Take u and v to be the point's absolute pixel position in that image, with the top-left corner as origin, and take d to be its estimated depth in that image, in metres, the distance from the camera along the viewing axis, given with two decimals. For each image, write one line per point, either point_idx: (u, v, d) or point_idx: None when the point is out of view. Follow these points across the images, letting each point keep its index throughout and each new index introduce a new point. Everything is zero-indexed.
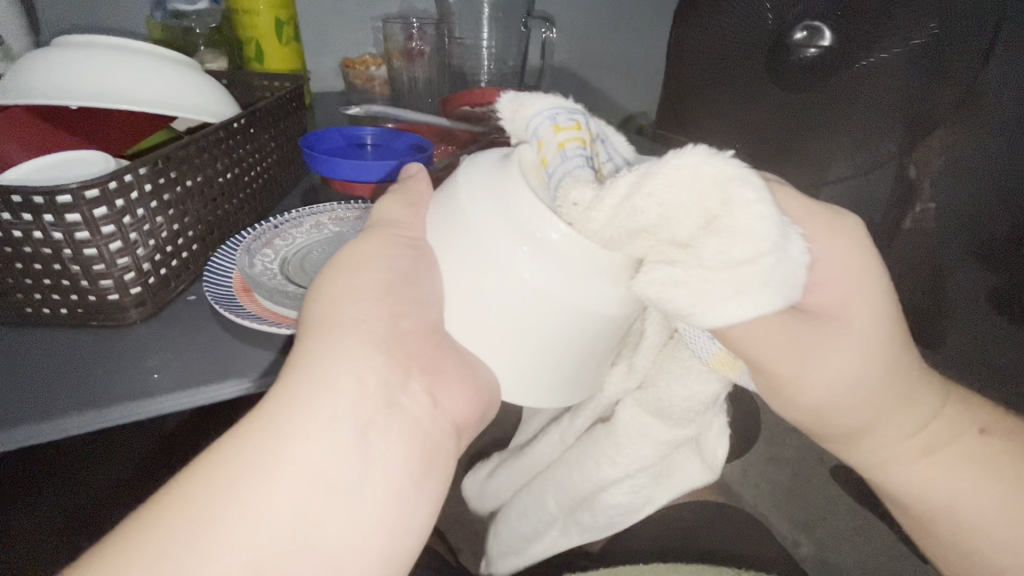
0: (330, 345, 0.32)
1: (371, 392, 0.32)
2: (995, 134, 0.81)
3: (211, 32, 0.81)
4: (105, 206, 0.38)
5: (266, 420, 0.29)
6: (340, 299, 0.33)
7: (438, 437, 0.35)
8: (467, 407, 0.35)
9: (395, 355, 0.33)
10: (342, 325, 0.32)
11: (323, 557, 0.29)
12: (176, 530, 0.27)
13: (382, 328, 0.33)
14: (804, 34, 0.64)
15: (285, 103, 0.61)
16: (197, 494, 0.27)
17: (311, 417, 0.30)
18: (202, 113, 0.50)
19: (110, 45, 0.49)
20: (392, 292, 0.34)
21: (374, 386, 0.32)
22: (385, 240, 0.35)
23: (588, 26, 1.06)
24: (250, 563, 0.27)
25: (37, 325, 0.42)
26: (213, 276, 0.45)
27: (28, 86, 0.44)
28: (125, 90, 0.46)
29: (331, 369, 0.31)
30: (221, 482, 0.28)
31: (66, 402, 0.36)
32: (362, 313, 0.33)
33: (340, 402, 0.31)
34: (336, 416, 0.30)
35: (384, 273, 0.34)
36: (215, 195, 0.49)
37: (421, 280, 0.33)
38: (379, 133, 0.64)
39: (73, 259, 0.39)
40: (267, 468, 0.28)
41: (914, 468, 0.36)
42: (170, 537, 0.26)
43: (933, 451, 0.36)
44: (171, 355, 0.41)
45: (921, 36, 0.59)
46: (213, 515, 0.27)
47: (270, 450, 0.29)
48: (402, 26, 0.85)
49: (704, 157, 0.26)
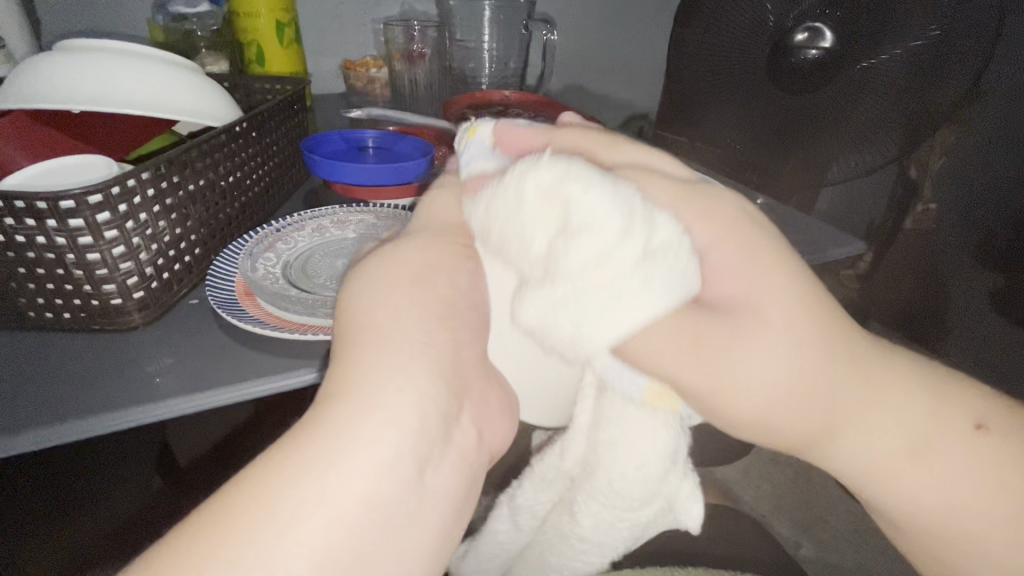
0: (390, 373, 0.28)
1: (433, 430, 0.28)
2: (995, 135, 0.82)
3: (212, 36, 0.81)
4: (107, 212, 0.38)
5: (320, 454, 0.25)
6: (403, 306, 0.30)
7: (480, 469, 0.32)
8: (505, 433, 0.33)
9: (456, 382, 0.30)
10: (405, 348, 0.29)
11: None
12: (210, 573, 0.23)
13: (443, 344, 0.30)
14: (805, 36, 0.65)
15: (287, 106, 0.61)
16: (236, 534, 0.24)
17: (368, 456, 0.26)
18: (204, 117, 0.50)
19: (113, 49, 0.49)
20: (452, 311, 0.30)
21: (435, 421, 0.28)
22: (448, 247, 0.32)
23: (588, 28, 1.06)
24: None
25: (40, 329, 0.42)
26: (216, 280, 0.45)
27: (31, 91, 0.44)
28: (128, 94, 0.46)
29: (391, 392, 0.27)
30: (263, 520, 0.24)
31: (69, 407, 0.36)
32: (425, 330, 0.29)
33: (401, 441, 0.27)
34: (397, 454, 0.27)
35: (447, 287, 0.31)
36: (217, 199, 0.49)
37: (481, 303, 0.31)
38: (381, 136, 0.64)
39: (75, 263, 0.39)
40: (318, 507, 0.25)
41: (901, 467, 0.30)
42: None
43: (922, 448, 0.29)
44: (174, 359, 0.41)
45: (924, 38, 0.59)
46: (256, 535, 0.24)
47: (321, 487, 0.25)
48: (403, 29, 0.85)
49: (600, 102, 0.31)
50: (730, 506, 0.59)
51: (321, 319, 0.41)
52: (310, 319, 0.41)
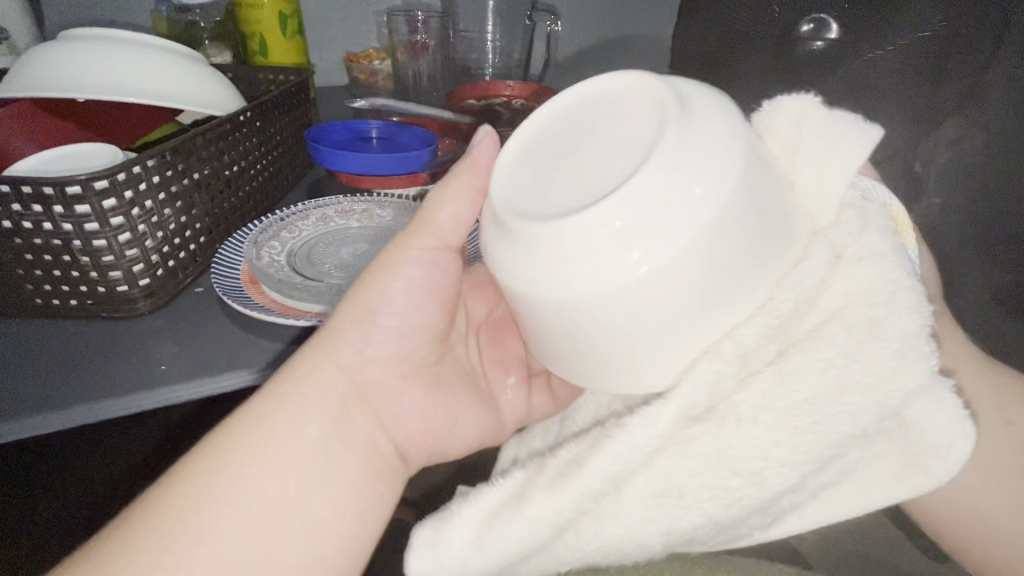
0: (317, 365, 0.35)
1: (334, 411, 0.35)
2: None
3: (215, 27, 0.81)
4: (114, 198, 0.38)
5: (251, 426, 0.33)
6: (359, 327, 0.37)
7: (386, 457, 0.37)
8: (419, 430, 0.39)
9: (369, 377, 0.37)
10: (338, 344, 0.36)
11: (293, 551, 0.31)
12: (171, 528, 0.30)
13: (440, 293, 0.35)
14: (810, 28, 0.67)
15: (289, 96, 0.61)
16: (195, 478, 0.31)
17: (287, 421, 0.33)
18: (209, 107, 0.50)
19: (118, 39, 0.49)
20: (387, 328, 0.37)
21: (331, 410, 0.35)
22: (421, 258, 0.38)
23: (590, 20, 1.06)
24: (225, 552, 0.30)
25: (44, 316, 0.42)
26: (221, 267, 0.45)
27: (36, 79, 0.44)
28: (132, 82, 0.46)
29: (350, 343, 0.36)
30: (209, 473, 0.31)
31: (77, 392, 0.37)
32: (381, 300, 0.37)
33: (309, 417, 0.34)
34: (314, 429, 0.34)
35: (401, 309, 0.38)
36: (222, 187, 0.50)
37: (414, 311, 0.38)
38: (384, 126, 0.63)
39: (82, 250, 0.39)
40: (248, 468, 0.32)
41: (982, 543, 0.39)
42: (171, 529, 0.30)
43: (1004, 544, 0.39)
44: (180, 346, 0.41)
45: (927, 30, 0.59)
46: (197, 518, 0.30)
47: (249, 456, 0.32)
48: (405, 20, 0.85)
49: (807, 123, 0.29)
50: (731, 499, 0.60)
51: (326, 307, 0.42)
52: (315, 307, 0.41)
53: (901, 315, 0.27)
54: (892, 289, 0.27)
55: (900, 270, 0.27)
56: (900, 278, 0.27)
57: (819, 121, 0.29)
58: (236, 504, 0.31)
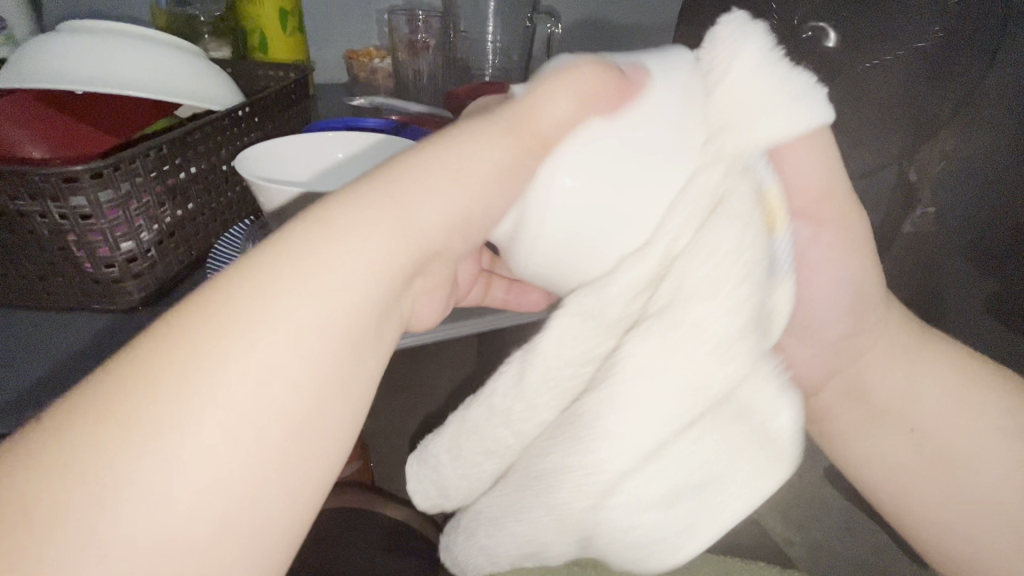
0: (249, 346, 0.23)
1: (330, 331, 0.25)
2: (986, 159, 0.82)
3: (214, 22, 0.81)
4: (109, 189, 0.38)
5: (199, 375, 0.22)
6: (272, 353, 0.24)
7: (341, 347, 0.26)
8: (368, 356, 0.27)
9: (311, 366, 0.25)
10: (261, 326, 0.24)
11: (243, 388, 0.23)
12: (173, 374, 0.22)
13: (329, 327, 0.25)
14: (809, 35, 0.64)
15: (287, 92, 0.61)
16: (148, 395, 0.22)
17: (245, 346, 0.23)
18: (208, 100, 0.49)
19: (115, 31, 0.48)
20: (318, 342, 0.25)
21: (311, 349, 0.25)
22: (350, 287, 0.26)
23: (593, 23, 1.06)
24: (233, 444, 0.22)
25: (39, 308, 0.43)
26: (217, 263, 0.45)
27: (28, 72, 0.42)
28: (130, 75, 0.45)
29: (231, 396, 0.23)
30: (185, 384, 0.22)
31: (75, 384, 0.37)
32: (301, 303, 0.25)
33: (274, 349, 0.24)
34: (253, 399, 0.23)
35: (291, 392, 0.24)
36: (219, 182, 0.50)
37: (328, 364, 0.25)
38: (384, 125, 0.61)
39: (76, 242, 0.39)
40: (211, 375, 0.23)
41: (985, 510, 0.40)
42: (186, 374, 0.22)
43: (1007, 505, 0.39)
44: None
45: (927, 39, 0.59)
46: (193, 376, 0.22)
47: (198, 387, 0.22)
48: (407, 19, 0.85)
49: (752, 44, 0.29)
50: None
51: None
52: None
53: (717, 302, 0.28)
54: (725, 276, 0.28)
55: (736, 261, 0.27)
56: (729, 275, 0.27)
57: (758, 60, 0.29)
58: (252, 370, 0.23)
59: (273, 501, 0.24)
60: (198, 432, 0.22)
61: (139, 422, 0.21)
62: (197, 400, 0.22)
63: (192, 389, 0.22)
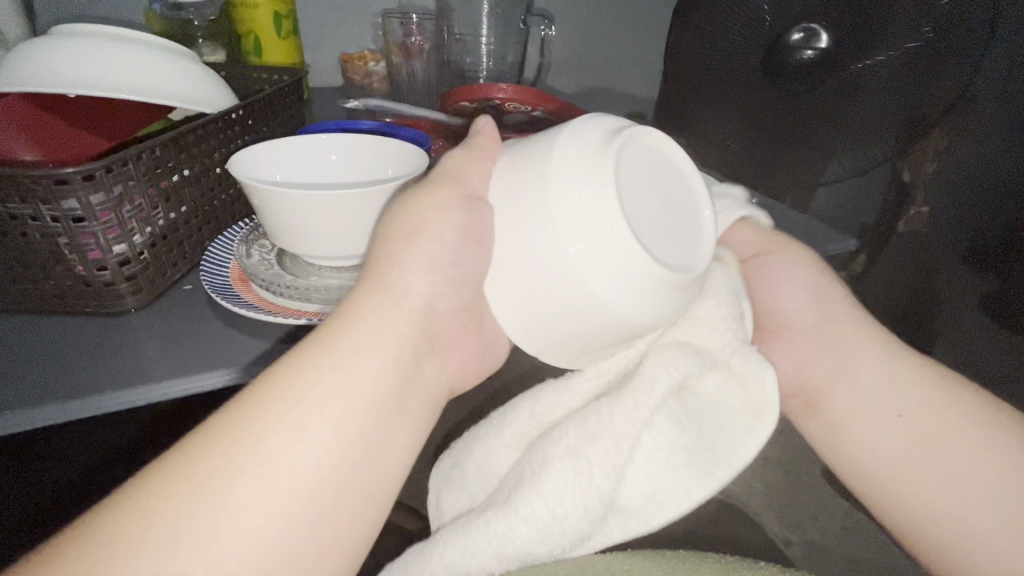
0: (293, 417, 0.28)
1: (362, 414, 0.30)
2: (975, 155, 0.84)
3: (209, 25, 0.81)
4: (101, 192, 0.38)
5: (248, 440, 0.27)
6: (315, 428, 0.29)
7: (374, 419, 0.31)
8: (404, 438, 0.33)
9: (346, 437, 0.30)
10: (308, 402, 0.29)
11: (290, 455, 0.28)
12: (228, 445, 0.27)
13: (358, 405, 0.30)
14: (800, 36, 0.65)
15: (281, 94, 0.61)
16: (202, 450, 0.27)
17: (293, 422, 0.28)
18: (202, 104, 0.49)
19: (111, 35, 0.48)
20: (362, 414, 0.30)
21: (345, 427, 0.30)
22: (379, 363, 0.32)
23: (587, 25, 1.06)
24: (276, 510, 0.27)
25: (30, 311, 0.42)
26: (210, 265, 0.45)
27: (22, 74, 0.42)
28: (124, 78, 0.44)
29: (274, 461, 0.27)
30: (232, 450, 0.27)
31: (65, 387, 0.36)
32: (330, 389, 0.30)
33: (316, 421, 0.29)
34: (300, 464, 0.28)
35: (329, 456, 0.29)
36: (212, 185, 0.50)
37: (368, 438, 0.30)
38: (378, 127, 0.61)
39: (68, 245, 0.39)
40: (260, 446, 0.27)
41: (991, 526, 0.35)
42: (237, 446, 0.27)
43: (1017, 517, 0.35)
44: (161, 344, 0.40)
45: (918, 38, 0.59)
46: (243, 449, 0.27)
47: (250, 454, 0.27)
48: (400, 22, 0.85)
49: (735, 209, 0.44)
50: (725, 507, 0.62)
51: (316, 306, 0.41)
52: (304, 306, 0.41)
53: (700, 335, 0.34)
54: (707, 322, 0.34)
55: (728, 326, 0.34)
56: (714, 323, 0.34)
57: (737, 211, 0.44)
58: (290, 444, 0.28)
59: (312, 537, 0.28)
60: (243, 490, 0.26)
61: (199, 477, 0.26)
62: (241, 467, 0.27)
63: (241, 457, 0.27)
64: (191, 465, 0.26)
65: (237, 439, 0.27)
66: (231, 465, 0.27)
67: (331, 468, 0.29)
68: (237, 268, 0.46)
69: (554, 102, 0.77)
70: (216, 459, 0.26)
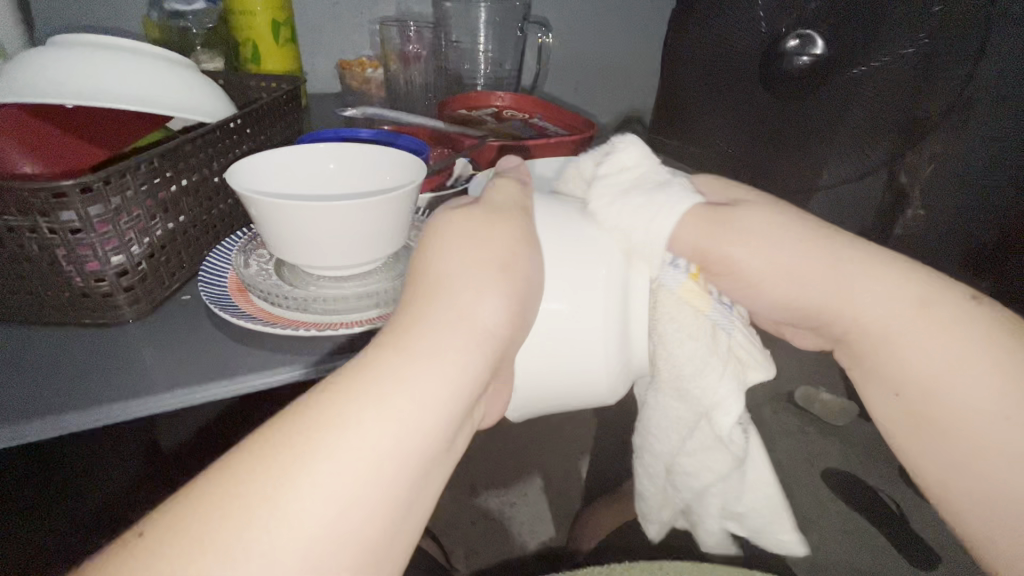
0: (350, 422, 0.27)
1: (427, 433, 0.28)
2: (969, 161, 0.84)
3: (207, 33, 0.82)
4: (100, 204, 0.38)
5: (308, 446, 0.26)
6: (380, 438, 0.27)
7: (433, 438, 0.29)
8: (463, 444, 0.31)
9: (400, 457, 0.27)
10: (363, 412, 0.27)
11: (345, 466, 0.26)
12: (285, 451, 0.25)
13: (423, 425, 0.28)
14: (795, 43, 0.63)
15: (279, 102, 0.62)
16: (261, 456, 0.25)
17: (348, 430, 0.26)
18: (202, 114, 0.49)
19: (111, 44, 0.48)
20: (421, 432, 0.28)
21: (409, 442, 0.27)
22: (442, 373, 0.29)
23: (584, 31, 1.07)
24: (323, 528, 0.24)
25: (29, 322, 0.42)
26: (209, 275, 0.45)
27: (23, 84, 0.42)
28: (124, 88, 0.44)
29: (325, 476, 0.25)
30: (289, 453, 0.25)
31: (64, 399, 0.36)
32: (399, 401, 0.28)
33: (377, 432, 0.27)
34: (355, 479, 0.26)
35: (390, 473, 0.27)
36: (211, 194, 0.50)
37: (427, 457, 0.28)
38: (377, 134, 0.61)
39: (66, 257, 0.39)
40: (315, 451, 0.25)
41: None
42: (293, 453, 0.25)
43: None
44: (160, 355, 0.40)
45: (912, 47, 0.59)
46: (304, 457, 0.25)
47: (304, 460, 0.25)
48: (399, 30, 0.86)
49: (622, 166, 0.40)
50: None
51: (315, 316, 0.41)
52: (303, 316, 0.41)
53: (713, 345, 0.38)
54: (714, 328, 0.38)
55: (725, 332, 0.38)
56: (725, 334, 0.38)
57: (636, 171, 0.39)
58: (348, 448, 0.26)
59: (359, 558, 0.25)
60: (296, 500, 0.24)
61: (253, 481, 0.24)
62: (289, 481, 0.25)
63: (297, 464, 0.25)
64: (247, 468, 0.25)
65: (294, 446, 0.25)
66: (294, 467, 0.25)
67: (386, 483, 0.26)
68: (236, 278, 0.46)
69: (552, 108, 0.77)
70: (270, 468, 0.25)
